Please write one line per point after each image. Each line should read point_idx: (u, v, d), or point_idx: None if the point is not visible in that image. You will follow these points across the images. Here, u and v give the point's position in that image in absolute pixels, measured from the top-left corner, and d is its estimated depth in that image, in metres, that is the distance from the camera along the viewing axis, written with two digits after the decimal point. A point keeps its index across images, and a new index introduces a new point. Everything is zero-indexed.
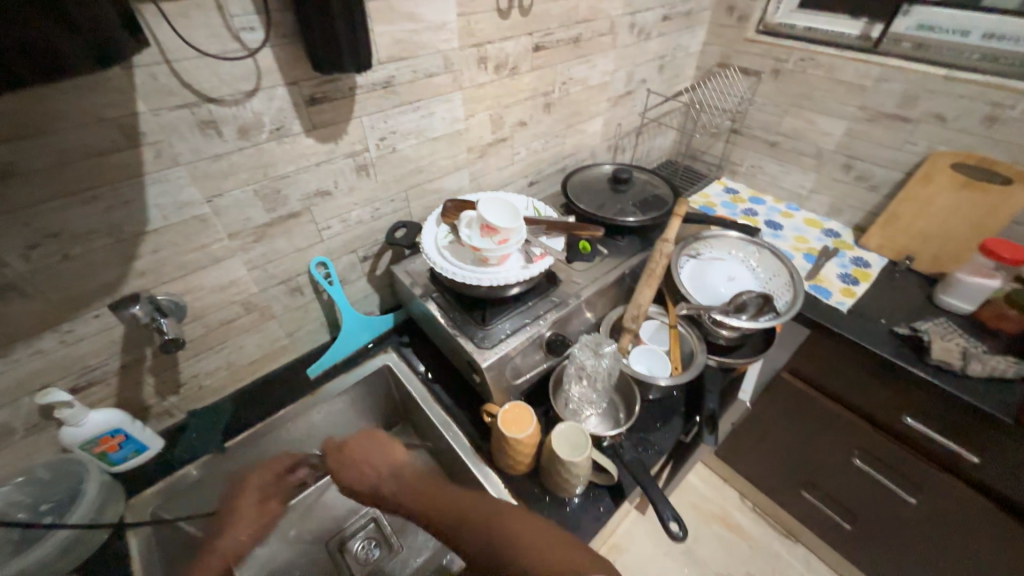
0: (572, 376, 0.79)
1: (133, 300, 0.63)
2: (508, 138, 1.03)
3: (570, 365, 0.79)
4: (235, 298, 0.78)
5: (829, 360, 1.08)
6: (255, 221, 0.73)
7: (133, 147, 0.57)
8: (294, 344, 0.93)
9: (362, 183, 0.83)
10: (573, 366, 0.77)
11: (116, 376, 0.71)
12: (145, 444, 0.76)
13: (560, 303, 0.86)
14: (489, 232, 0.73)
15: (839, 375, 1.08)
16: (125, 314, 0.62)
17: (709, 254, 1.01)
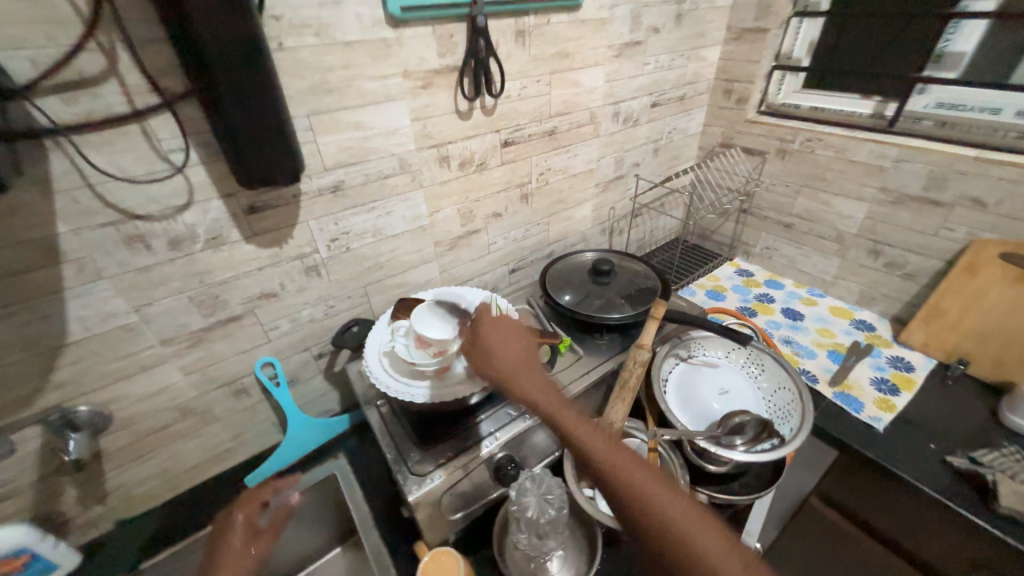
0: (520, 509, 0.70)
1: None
2: (480, 230, 1.00)
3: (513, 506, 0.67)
4: (169, 403, 0.74)
5: (869, 488, 0.87)
6: (191, 325, 0.71)
7: (53, 265, 0.57)
8: (241, 446, 0.87)
9: (313, 283, 0.81)
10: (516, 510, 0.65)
11: (30, 489, 0.67)
12: (54, 561, 0.69)
13: (516, 417, 0.75)
14: (422, 343, 0.67)
15: (888, 510, 0.85)
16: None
17: (701, 359, 0.89)
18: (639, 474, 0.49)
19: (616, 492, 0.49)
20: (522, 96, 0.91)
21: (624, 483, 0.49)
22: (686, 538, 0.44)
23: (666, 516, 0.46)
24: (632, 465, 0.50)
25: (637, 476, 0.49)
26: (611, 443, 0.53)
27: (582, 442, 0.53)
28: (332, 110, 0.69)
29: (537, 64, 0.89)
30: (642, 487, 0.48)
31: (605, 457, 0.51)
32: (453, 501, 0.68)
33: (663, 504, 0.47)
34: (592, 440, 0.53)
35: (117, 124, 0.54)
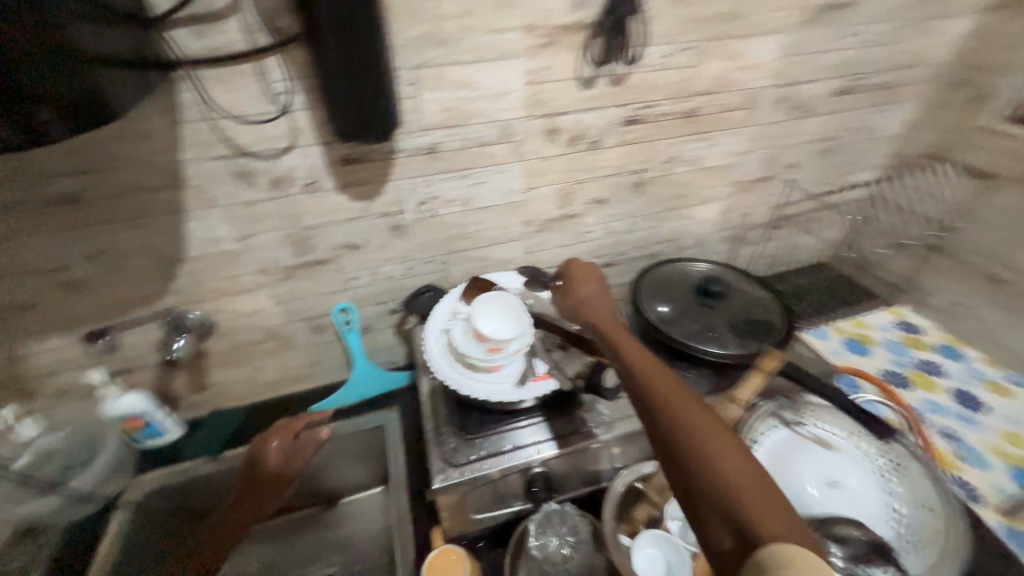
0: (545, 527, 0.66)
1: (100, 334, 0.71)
2: (578, 216, 0.89)
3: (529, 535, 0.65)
4: (260, 324, 0.82)
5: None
6: (283, 261, 0.75)
7: (178, 188, 0.63)
8: (315, 374, 0.95)
9: (396, 241, 0.80)
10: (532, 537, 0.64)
11: (154, 367, 0.81)
12: (163, 429, 0.83)
13: (564, 435, 0.68)
14: (479, 337, 0.62)
15: None
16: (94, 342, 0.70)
17: (812, 432, 0.70)
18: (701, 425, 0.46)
19: (665, 429, 0.47)
20: (662, 66, 0.75)
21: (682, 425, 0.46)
22: (732, 483, 0.40)
23: (715, 463, 0.42)
24: (694, 414, 0.47)
25: (674, 404, 0.48)
26: (682, 394, 0.50)
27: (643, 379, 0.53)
28: (439, 65, 0.63)
29: (690, 26, 0.72)
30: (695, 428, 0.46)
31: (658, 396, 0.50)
32: (478, 500, 0.66)
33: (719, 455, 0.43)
34: (664, 388, 0.50)
35: (236, 60, 0.55)
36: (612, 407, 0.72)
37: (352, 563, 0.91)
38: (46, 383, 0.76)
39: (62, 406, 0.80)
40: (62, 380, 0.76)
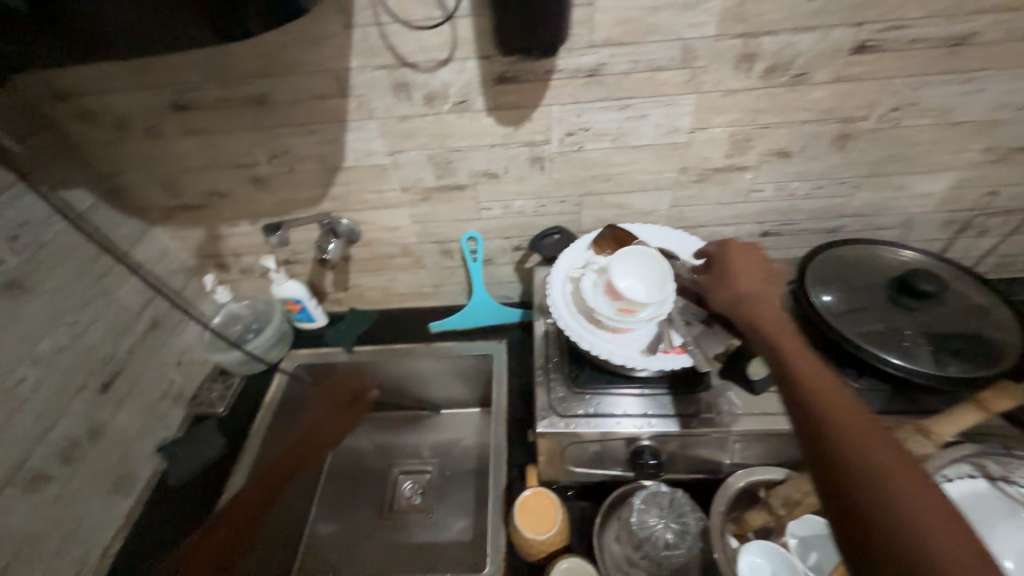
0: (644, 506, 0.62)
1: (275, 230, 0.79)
2: (748, 169, 0.74)
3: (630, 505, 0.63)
4: (397, 240, 0.87)
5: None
6: (425, 182, 0.76)
7: (344, 97, 0.65)
8: (436, 295, 1.00)
9: (534, 175, 0.75)
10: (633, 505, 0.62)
11: (311, 263, 0.92)
12: (313, 314, 0.97)
13: (683, 416, 0.62)
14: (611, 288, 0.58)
15: None
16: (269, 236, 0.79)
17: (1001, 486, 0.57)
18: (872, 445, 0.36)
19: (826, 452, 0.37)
20: None
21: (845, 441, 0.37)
22: (909, 521, 0.31)
23: (890, 496, 0.33)
24: (867, 432, 0.36)
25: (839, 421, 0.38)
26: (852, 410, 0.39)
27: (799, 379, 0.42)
28: None
29: None
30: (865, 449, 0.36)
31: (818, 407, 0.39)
32: (578, 455, 0.65)
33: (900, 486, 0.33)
34: (837, 407, 0.39)
35: None
36: (746, 400, 0.63)
37: (449, 467, 1.03)
38: (235, 261, 0.91)
39: (245, 282, 0.96)
40: (246, 261, 0.91)
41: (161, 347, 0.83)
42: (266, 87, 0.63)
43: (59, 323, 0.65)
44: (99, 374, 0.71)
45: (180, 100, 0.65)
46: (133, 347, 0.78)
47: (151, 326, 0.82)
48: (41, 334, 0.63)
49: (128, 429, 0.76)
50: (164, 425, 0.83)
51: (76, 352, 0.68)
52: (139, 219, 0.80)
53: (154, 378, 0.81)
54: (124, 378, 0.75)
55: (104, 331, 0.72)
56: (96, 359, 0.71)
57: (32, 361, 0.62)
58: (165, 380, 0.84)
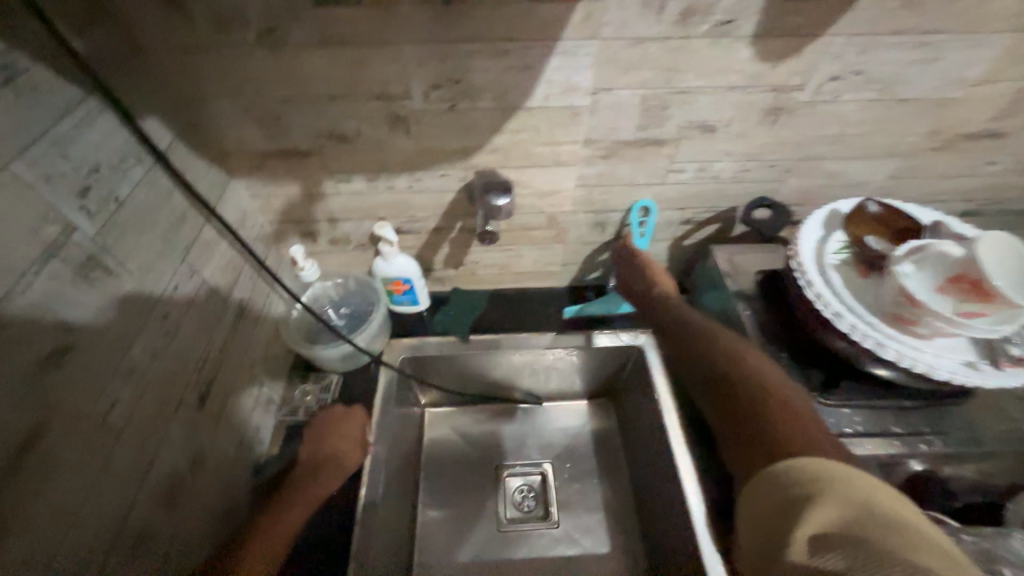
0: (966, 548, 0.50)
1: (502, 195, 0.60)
2: (1004, 137, 0.62)
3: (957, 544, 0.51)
4: (548, 207, 0.70)
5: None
6: (619, 134, 0.59)
7: (571, 2, 0.46)
8: (562, 273, 0.85)
9: (758, 131, 0.60)
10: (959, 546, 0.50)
11: (427, 233, 0.73)
12: (419, 299, 0.79)
13: (961, 434, 0.53)
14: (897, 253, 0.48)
15: None
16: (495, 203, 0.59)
17: None
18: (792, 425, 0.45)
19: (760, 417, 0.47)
20: None
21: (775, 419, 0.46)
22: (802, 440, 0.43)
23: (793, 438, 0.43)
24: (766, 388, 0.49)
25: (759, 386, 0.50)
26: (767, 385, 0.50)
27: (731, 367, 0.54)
28: None
29: None
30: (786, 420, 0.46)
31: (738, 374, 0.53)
32: None
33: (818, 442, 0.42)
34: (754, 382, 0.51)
35: None
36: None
37: (563, 468, 0.90)
38: (331, 228, 0.71)
39: (334, 254, 0.76)
40: (344, 229, 0.71)
41: (251, 341, 0.65)
42: None
43: (150, 316, 0.47)
44: (196, 381, 0.53)
45: None
46: (225, 342, 0.59)
47: (240, 314, 0.62)
48: (132, 334, 0.44)
49: (229, 448, 0.58)
50: (259, 438, 0.66)
51: (171, 354, 0.49)
52: (218, 167, 0.59)
53: (247, 382, 0.63)
54: (220, 383, 0.58)
55: (195, 323, 0.54)
56: (191, 362, 0.53)
57: (127, 372, 0.43)
58: (256, 381, 0.66)
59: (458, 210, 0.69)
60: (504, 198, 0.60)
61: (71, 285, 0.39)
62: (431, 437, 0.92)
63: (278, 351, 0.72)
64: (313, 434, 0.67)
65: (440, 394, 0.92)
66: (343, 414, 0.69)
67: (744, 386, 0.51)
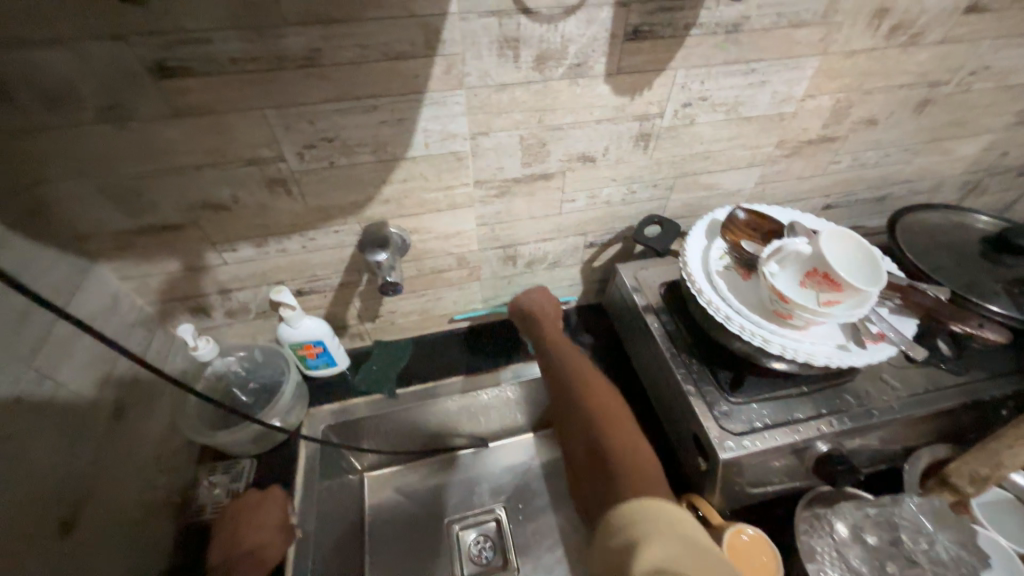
0: (877, 522, 0.54)
1: (381, 247, 0.59)
2: (838, 139, 0.71)
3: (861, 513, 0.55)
4: (454, 249, 0.70)
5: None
6: (506, 172, 0.61)
7: (429, 57, 0.47)
8: (484, 311, 0.84)
9: (634, 157, 0.64)
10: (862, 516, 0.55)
11: (333, 291, 0.70)
12: (336, 359, 0.75)
13: (854, 410, 0.57)
14: (764, 255, 0.52)
15: None
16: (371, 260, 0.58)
17: None
18: (629, 441, 0.57)
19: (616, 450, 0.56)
20: None
21: (607, 430, 0.58)
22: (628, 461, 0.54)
23: (641, 471, 0.53)
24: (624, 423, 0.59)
25: (617, 419, 0.60)
26: (621, 418, 0.60)
27: (598, 407, 0.61)
28: None
29: None
30: (621, 434, 0.58)
31: (604, 410, 0.60)
32: (753, 474, 0.56)
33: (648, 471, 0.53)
34: (612, 413, 0.60)
35: None
36: (903, 378, 0.59)
37: (517, 510, 0.86)
38: (222, 300, 0.66)
39: (233, 327, 0.70)
40: (239, 298, 0.66)
41: (129, 441, 0.57)
42: (317, 43, 0.44)
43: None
44: (50, 511, 0.45)
45: (165, 64, 0.42)
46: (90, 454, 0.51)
47: (112, 414, 0.55)
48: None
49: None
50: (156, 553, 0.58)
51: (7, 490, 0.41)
52: (73, 254, 0.54)
53: (128, 490, 0.56)
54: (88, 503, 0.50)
55: (41, 445, 0.46)
56: (39, 491, 0.45)
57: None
58: (143, 487, 0.58)
59: (361, 265, 0.67)
60: (383, 250, 0.59)
61: None
62: (372, 505, 0.85)
63: (172, 448, 0.64)
64: (222, 533, 0.59)
65: (377, 456, 0.86)
66: (252, 500, 0.62)
67: (593, 413, 0.60)
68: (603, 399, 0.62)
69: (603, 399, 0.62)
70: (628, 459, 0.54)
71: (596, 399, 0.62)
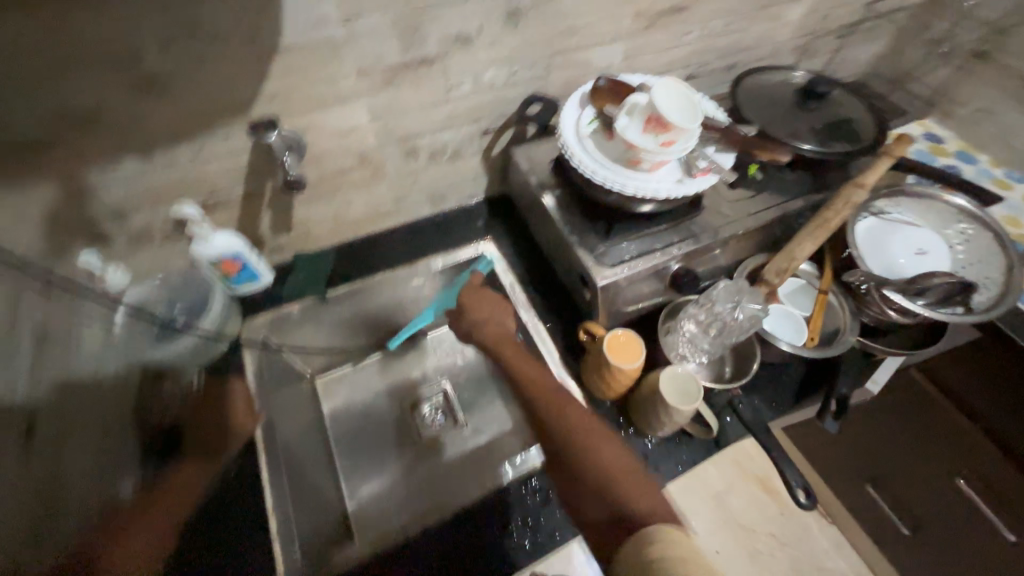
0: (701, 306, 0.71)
1: (272, 126, 0.59)
2: (686, 9, 0.80)
3: (695, 303, 0.72)
4: (353, 147, 0.72)
5: (987, 369, 0.81)
6: (387, 59, 0.63)
7: None
8: (398, 211, 0.89)
9: (508, 36, 0.69)
10: (699, 304, 0.71)
11: (239, 204, 0.71)
12: (259, 273, 0.78)
13: (696, 236, 0.73)
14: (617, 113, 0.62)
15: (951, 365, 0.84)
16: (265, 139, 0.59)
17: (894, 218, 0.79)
18: (610, 453, 0.59)
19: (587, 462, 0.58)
20: None
21: (596, 457, 0.58)
22: (614, 480, 0.56)
23: (624, 496, 0.54)
24: (588, 425, 0.61)
25: (587, 428, 0.61)
26: (592, 427, 0.62)
27: (570, 426, 0.61)
28: None
29: None
30: (608, 453, 0.59)
31: (574, 425, 0.62)
32: (626, 296, 0.72)
33: (629, 480, 0.56)
34: (584, 420, 0.63)
35: None
36: (733, 209, 0.76)
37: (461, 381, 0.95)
38: (118, 226, 0.65)
39: (139, 254, 0.70)
40: (138, 221, 0.66)
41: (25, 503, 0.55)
42: None
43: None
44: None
45: None
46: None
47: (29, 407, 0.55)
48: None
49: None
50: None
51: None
52: None
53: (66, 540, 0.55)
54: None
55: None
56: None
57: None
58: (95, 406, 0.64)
59: (262, 172, 0.68)
60: (273, 131, 0.59)
61: None
62: (330, 407, 0.90)
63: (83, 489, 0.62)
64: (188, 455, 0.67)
65: (323, 362, 0.93)
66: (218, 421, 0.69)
67: (561, 420, 0.62)
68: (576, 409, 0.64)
69: (581, 413, 0.63)
70: (607, 470, 0.57)
71: (559, 406, 0.64)
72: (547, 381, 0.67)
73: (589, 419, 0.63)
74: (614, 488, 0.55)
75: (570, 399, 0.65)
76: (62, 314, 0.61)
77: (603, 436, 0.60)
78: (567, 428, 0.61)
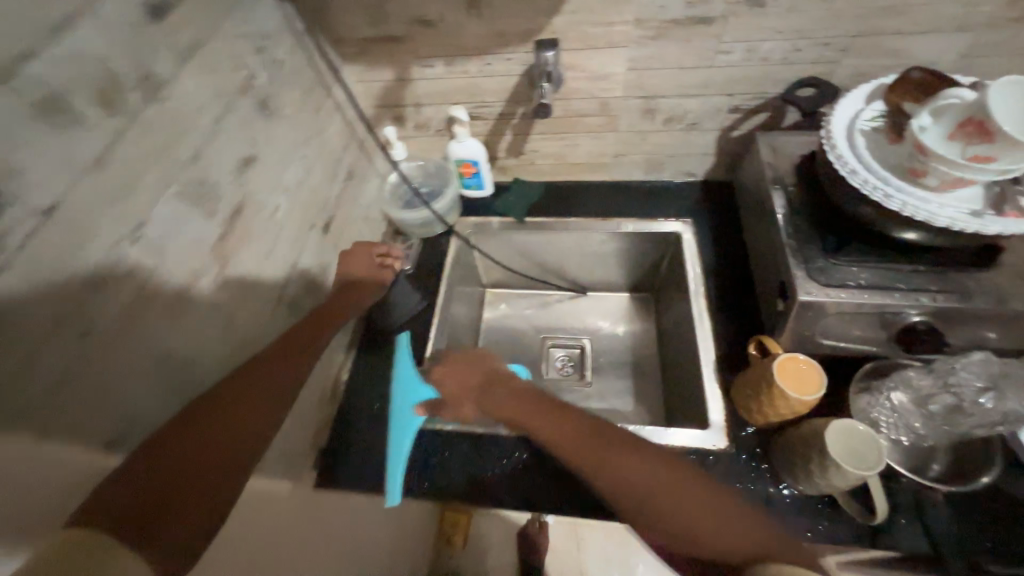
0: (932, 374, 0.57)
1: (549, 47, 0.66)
2: None
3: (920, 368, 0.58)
4: (601, 93, 0.77)
5: None
6: (669, 11, 0.65)
7: None
8: (612, 167, 0.93)
9: (810, 5, 0.62)
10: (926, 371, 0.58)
11: (494, 120, 0.85)
12: (484, 184, 0.93)
13: (968, 294, 0.57)
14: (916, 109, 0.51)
15: None
16: (540, 55, 0.66)
17: None
18: (630, 461, 0.46)
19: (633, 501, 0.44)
20: None
21: (623, 473, 0.45)
22: (664, 505, 0.42)
23: (689, 522, 0.40)
24: (615, 444, 0.48)
25: (604, 455, 0.47)
26: (612, 446, 0.48)
27: (594, 468, 0.47)
28: None
29: None
30: (624, 465, 0.46)
31: (595, 464, 0.47)
32: (828, 326, 0.62)
33: (679, 495, 0.42)
34: (608, 456, 0.47)
35: None
36: None
37: (599, 345, 1.02)
38: (414, 114, 0.85)
39: (417, 140, 0.91)
40: (426, 114, 0.85)
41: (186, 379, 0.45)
42: None
43: (292, 164, 0.64)
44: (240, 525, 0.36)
45: None
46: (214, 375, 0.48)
47: (331, 212, 0.74)
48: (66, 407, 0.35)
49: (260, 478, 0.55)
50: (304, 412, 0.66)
51: (180, 543, 0.32)
52: (335, 51, 0.74)
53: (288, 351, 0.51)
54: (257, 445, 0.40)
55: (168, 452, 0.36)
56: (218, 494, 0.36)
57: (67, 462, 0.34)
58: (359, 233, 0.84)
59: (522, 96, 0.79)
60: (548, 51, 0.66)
61: (251, 115, 0.56)
62: (490, 316, 1.08)
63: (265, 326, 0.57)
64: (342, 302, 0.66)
65: (498, 276, 1.07)
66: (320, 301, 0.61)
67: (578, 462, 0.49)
68: (589, 426, 0.52)
69: (550, 413, 0.55)
70: (646, 494, 0.43)
71: (566, 443, 0.51)
72: (542, 405, 0.57)
73: (586, 429, 0.51)
74: (687, 525, 0.40)
75: (575, 423, 0.52)
76: (364, 163, 0.85)
77: (611, 434, 0.50)
78: (602, 480, 0.46)
